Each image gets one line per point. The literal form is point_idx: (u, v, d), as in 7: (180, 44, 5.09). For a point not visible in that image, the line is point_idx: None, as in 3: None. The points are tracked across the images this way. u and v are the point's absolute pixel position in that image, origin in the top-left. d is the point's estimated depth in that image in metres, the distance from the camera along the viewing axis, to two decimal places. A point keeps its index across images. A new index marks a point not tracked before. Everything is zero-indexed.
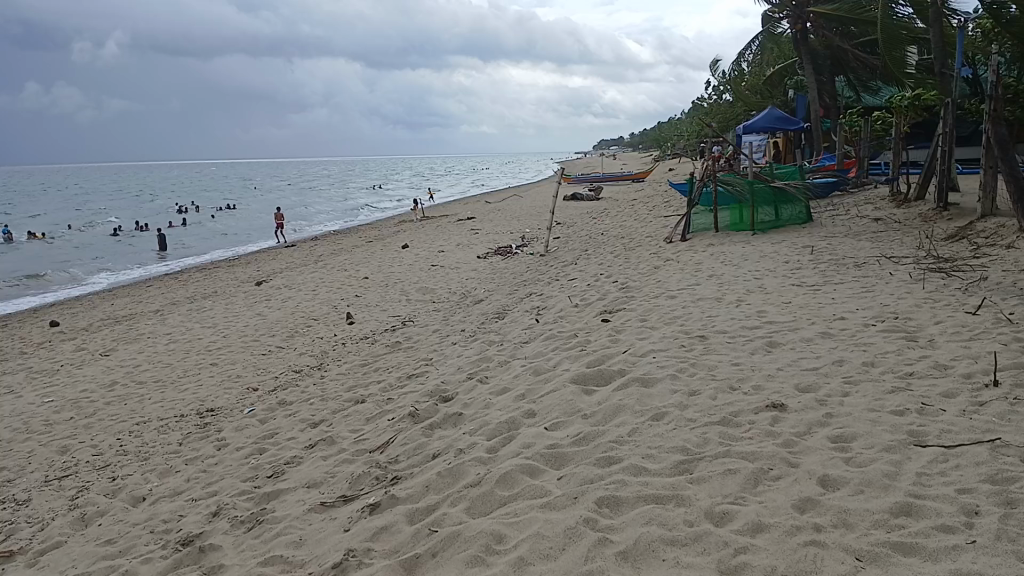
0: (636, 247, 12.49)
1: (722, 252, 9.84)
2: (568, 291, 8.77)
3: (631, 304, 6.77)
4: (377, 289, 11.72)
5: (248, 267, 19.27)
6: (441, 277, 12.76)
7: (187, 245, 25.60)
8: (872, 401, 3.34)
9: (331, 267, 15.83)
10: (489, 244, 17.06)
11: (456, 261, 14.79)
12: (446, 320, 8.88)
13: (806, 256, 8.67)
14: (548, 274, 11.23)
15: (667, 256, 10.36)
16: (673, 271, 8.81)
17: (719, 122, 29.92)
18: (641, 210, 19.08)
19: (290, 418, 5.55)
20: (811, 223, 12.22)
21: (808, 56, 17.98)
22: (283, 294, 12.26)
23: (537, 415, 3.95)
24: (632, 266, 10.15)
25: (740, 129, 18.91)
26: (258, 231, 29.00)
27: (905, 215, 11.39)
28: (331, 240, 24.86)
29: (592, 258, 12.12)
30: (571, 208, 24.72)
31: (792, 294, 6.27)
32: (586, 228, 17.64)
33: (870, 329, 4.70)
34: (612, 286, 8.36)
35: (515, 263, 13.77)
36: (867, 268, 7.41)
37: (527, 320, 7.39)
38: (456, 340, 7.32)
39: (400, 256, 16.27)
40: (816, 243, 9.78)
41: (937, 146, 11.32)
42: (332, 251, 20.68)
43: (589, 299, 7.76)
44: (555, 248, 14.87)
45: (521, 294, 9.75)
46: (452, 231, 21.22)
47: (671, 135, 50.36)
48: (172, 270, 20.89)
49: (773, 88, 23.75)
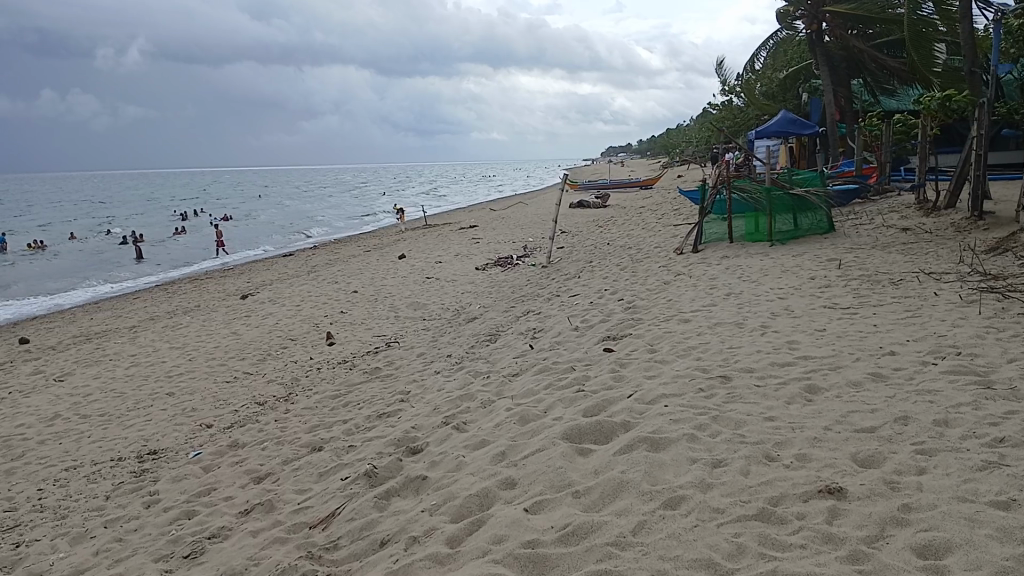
0: (643, 259, 11.65)
1: (738, 266, 9.00)
2: (567, 310, 7.93)
3: (638, 329, 5.93)
4: (364, 304, 10.88)
5: (238, 278, 18.48)
6: (434, 291, 11.94)
7: (175, 254, 24.85)
8: (963, 485, 2.47)
9: (322, 279, 15.04)
10: (489, 254, 16.23)
11: (452, 272, 13.98)
12: (433, 342, 8.04)
13: (833, 271, 7.79)
14: (548, 289, 10.40)
15: (677, 270, 9.54)
16: (685, 287, 7.97)
17: (731, 127, 29.02)
18: (648, 219, 18.25)
19: (236, 470, 4.74)
20: (832, 233, 11.36)
21: (825, 58, 17.11)
22: (266, 310, 11.46)
23: (517, 487, 3.10)
24: (640, 281, 9.30)
25: (752, 133, 18.04)
26: (255, 239, 28.34)
27: (936, 225, 10.51)
28: (328, 249, 24.08)
29: (595, 271, 11.28)
30: (577, 216, 23.91)
31: (824, 319, 5.41)
32: (591, 237, 16.82)
33: (934, 369, 3.82)
34: (617, 305, 7.51)
35: (515, 275, 12.96)
36: (906, 286, 6.55)
37: (520, 345, 6.54)
38: (440, 367, 6.48)
39: (394, 267, 15.45)
40: (841, 256, 8.92)
41: (970, 150, 10.43)
42: (327, 261, 19.90)
43: (589, 320, 6.91)
44: (557, 259, 14.05)
45: (517, 312, 8.92)
46: (452, 241, 20.40)
47: (678, 141, 49.51)
48: (158, 281, 20.13)
49: (787, 91, 22.89)
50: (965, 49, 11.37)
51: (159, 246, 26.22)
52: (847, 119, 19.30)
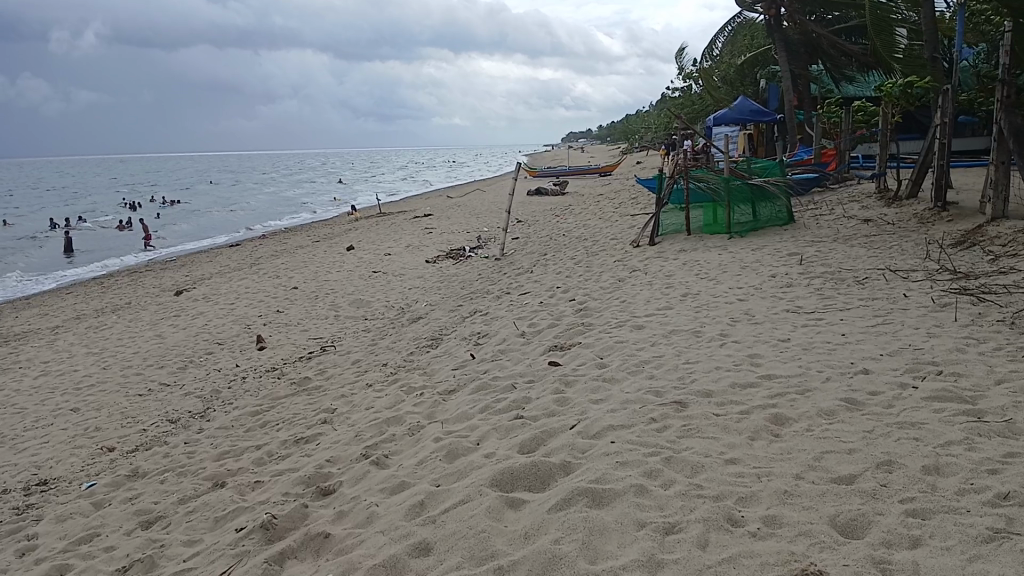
0: (598, 252, 11.18)
1: (695, 262, 8.56)
2: (514, 312, 7.40)
3: (587, 337, 5.43)
4: (302, 302, 10.25)
5: (178, 271, 17.62)
6: (379, 287, 11.33)
7: (115, 244, 23.80)
8: (972, 569, 1.99)
9: (264, 272, 14.32)
10: (441, 245, 15.64)
11: (401, 266, 13.37)
12: (372, 346, 7.46)
13: (795, 268, 7.38)
14: (497, 286, 9.88)
15: (632, 266, 9.07)
16: (640, 286, 7.50)
17: (689, 113, 28.70)
18: (605, 208, 17.80)
19: (127, 512, 4.15)
20: (792, 224, 11.00)
21: (782, 43, 16.75)
22: (198, 309, 10.75)
23: (432, 553, 2.56)
24: (593, 277, 8.83)
25: (709, 120, 17.63)
26: (201, 227, 27.36)
27: (898, 216, 10.19)
28: (276, 239, 23.26)
29: (548, 265, 10.79)
30: (534, 204, 23.39)
31: (789, 327, 4.96)
32: (546, 227, 16.32)
33: (916, 394, 3.37)
34: (567, 306, 7.01)
35: (465, 268, 12.40)
36: (873, 286, 6.13)
37: (461, 353, 6.01)
38: (373, 378, 5.92)
39: (341, 260, 14.79)
40: (802, 250, 8.53)
41: (934, 138, 10.11)
42: (274, 252, 19.13)
43: (537, 324, 6.40)
44: (511, 251, 13.52)
45: (464, 311, 8.38)
46: (404, 231, 19.75)
47: (637, 128, 49.21)
48: (92, 275, 19.18)
49: (745, 78, 22.59)
50: (928, 33, 11.05)
51: (97, 236, 25.14)
52: (806, 105, 19.00)
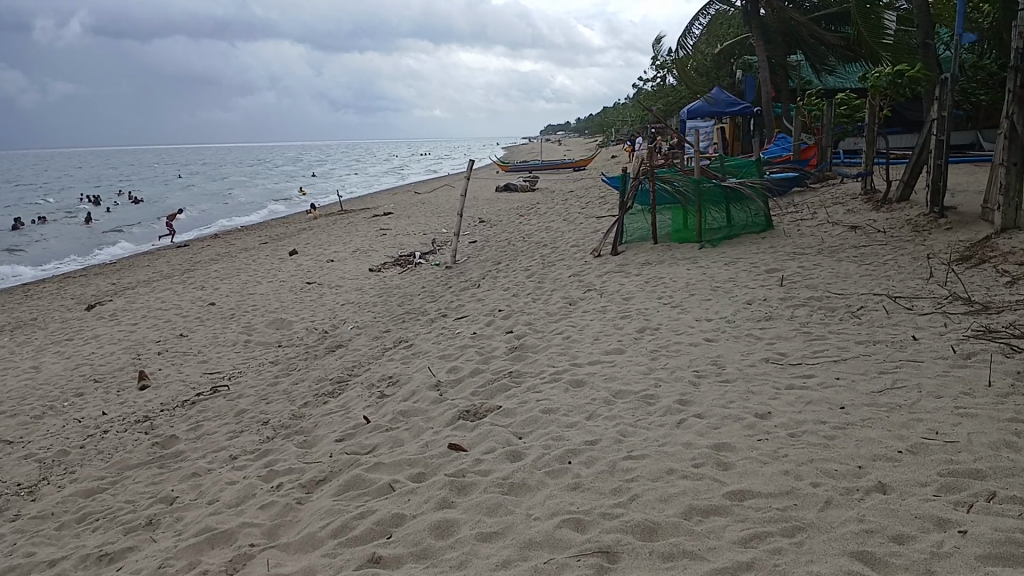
0: (554, 263, 9.99)
1: (659, 280, 7.38)
2: (441, 345, 6.16)
3: (508, 396, 4.20)
4: (213, 323, 8.96)
5: (110, 278, 16.23)
6: (309, 302, 10.07)
7: (52, 245, 22.25)
8: None
9: (193, 282, 13.00)
10: (391, 249, 14.39)
11: (341, 274, 12.12)
12: (270, 388, 6.20)
13: (775, 291, 6.21)
14: (437, 304, 8.67)
15: (586, 283, 7.89)
16: (591, 311, 6.32)
17: (663, 106, 27.65)
18: (571, 208, 16.61)
19: None
20: (770, 230, 9.83)
21: (759, 32, 15.53)
22: (98, 330, 9.43)
23: None
24: (541, 296, 7.65)
25: (682, 113, 16.45)
26: (151, 225, 25.86)
27: (890, 223, 9.07)
28: (225, 239, 21.86)
29: (497, 278, 9.59)
30: (500, 201, 22.18)
31: (771, 389, 3.76)
32: (506, 229, 15.11)
33: (966, 548, 2.17)
34: (501, 340, 5.79)
35: (410, 279, 11.18)
36: (872, 321, 4.97)
37: (357, 409, 4.76)
38: (243, 445, 4.67)
39: (279, 267, 13.49)
40: (782, 265, 7.37)
41: (930, 134, 8.98)
42: (215, 255, 17.78)
43: (457, 367, 5.16)
44: (462, 258, 12.32)
45: (389, 339, 7.14)
46: (358, 232, 18.46)
47: (614, 120, 48.13)
48: (20, 281, 17.74)
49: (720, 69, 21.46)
50: (922, 20, 9.91)
51: (35, 236, 23.60)
52: (784, 98, 17.88)
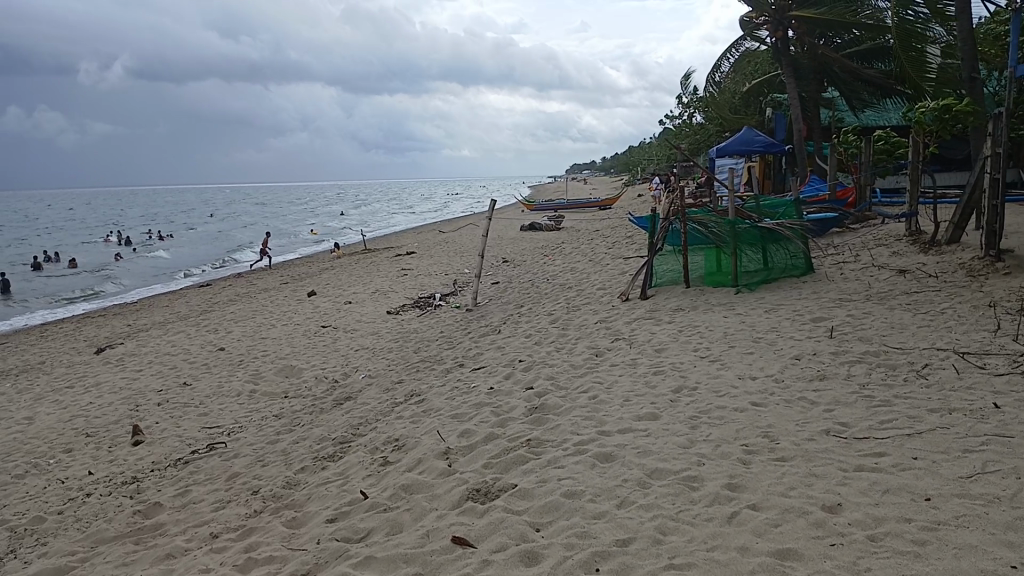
0: (579, 307, 9.47)
1: (693, 329, 6.81)
2: (455, 401, 5.63)
3: (524, 472, 3.64)
4: (219, 371, 8.52)
5: (125, 319, 15.91)
6: (321, 347, 9.60)
7: (74, 284, 22.08)
8: None
9: (205, 324, 12.60)
10: (410, 291, 13.94)
11: (357, 317, 11.66)
12: (269, 447, 5.71)
13: (824, 344, 5.62)
14: (455, 351, 8.16)
15: (613, 331, 7.34)
16: (620, 364, 5.76)
17: (690, 144, 27.22)
18: (597, 248, 16.11)
19: None
20: (810, 274, 9.22)
21: (792, 69, 15.04)
22: (99, 376, 9.01)
23: None
24: (565, 345, 7.13)
25: (712, 151, 15.94)
26: (173, 263, 25.70)
27: (941, 267, 8.44)
28: (246, 279, 21.58)
29: (519, 323, 9.07)
30: (525, 241, 21.75)
31: (837, 472, 3.17)
32: (530, 270, 14.60)
33: None
34: (520, 398, 5.25)
35: (428, 323, 10.68)
36: (941, 385, 4.36)
37: (357, 480, 4.23)
38: (229, 521, 4.15)
39: (296, 309, 13.09)
40: (828, 314, 6.77)
41: (982, 172, 8.38)
42: (233, 295, 17.46)
43: (470, 430, 4.62)
44: (483, 301, 11.82)
45: (401, 391, 6.63)
46: (379, 272, 18.06)
47: (640, 159, 47.80)
48: (37, 321, 17.50)
49: (750, 107, 21.02)
50: (968, 54, 9.37)
51: (58, 275, 23.49)
52: (817, 136, 17.34)
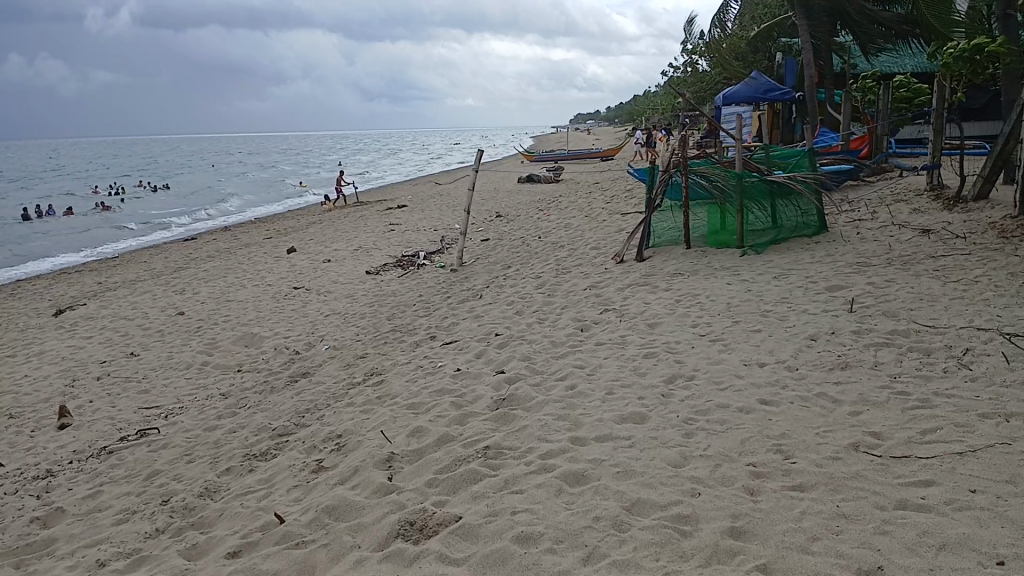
0: (569, 269, 8.68)
1: (693, 298, 6.03)
2: (414, 384, 4.88)
3: (472, 496, 2.88)
4: (173, 339, 7.78)
5: (99, 276, 15.11)
6: (290, 313, 8.84)
7: (54, 237, 21.24)
8: None
9: (176, 284, 11.81)
10: (394, 248, 13.13)
11: (334, 277, 10.88)
12: (203, 436, 4.99)
13: (843, 321, 4.84)
14: (430, 318, 7.40)
15: (604, 299, 6.56)
16: (605, 343, 4.97)
17: (694, 93, 26.11)
18: (594, 202, 15.24)
19: None
20: (824, 232, 8.39)
21: (804, 10, 13.97)
22: (45, 342, 8.25)
23: None
24: (549, 314, 6.36)
25: (717, 99, 14.97)
26: (160, 216, 24.82)
27: (969, 226, 7.63)
28: (231, 233, 20.74)
29: (502, 287, 8.30)
30: (522, 194, 20.84)
31: (873, 513, 2.40)
32: (522, 226, 13.76)
33: None
34: (488, 382, 4.50)
35: (408, 285, 9.91)
36: (993, 379, 3.58)
37: (280, 493, 3.51)
38: (122, 544, 3.43)
39: (272, 268, 12.31)
40: (844, 281, 5.98)
41: (1017, 120, 7.51)
42: (214, 251, 16.65)
43: (422, 426, 3.88)
44: (469, 260, 11.01)
45: (360, 367, 5.89)
46: (366, 226, 17.22)
47: (644, 110, 46.44)
48: (13, 276, 16.75)
49: (757, 52, 19.92)
50: None
51: (39, 228, 22.65)
52: (829, 84, 16.31)
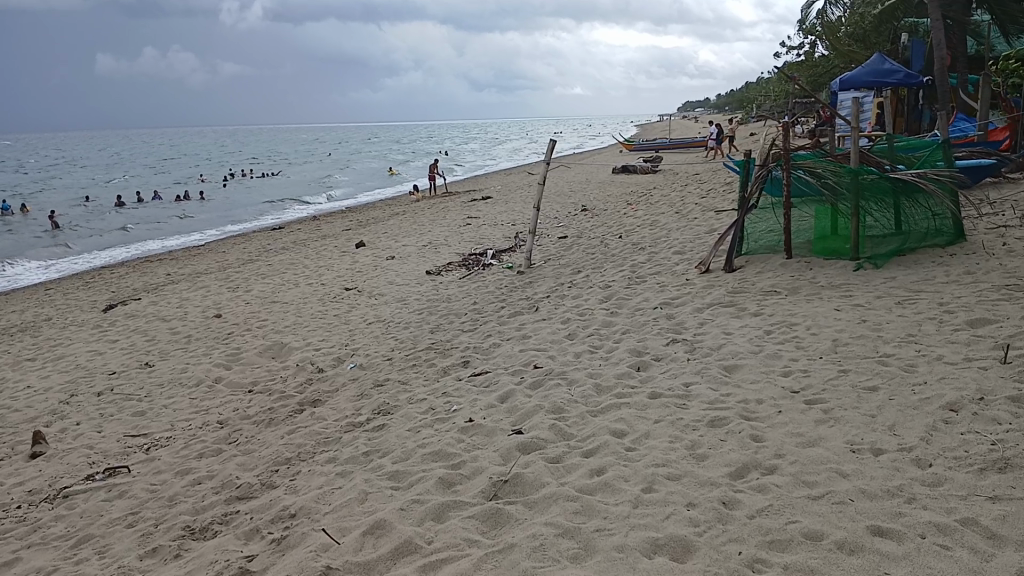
0: (645, 279, 7.46)
1: (789, 329, 4.74)
2: (414, 437, 3.84)
3: None
4: (196, 347, 7.04)
5: (174, 266, 14.82)
6: (332, 319, 7.98)
7: (146, 223, 21.37)
8: None
9: (235, 280, 11.20)
10: (466, 245, 12.15)
11: (393, 277, 9.98)
12: (166, 486, 4.13)
13: (997, 380, 3.49)
14: (474, 335, 6.35)
15: (676, 324, 5.34)
16: (661, 397, 3.78)
17: (809, 78, 24.00)
18: (688, 197, 13.83)
19: None
20: (960, 242, 6.83)
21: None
22: (70, 344, 7.66)
23: None
24: (608, 342, 5.19)
25: (834, 83, 13.24)
26: (252, 204, 24.77)
27: None
28: (315, 222, 20.31)
29: (564, 299, 7.16)
30: (614, 186, 19.51)
31: None
32: (606, 223, 12.53)
33: None
34: (498, 448, 3.42)
35: (467, 289, 8.89)
36: None
37: None
38: None
39: (333, 264, 11.56)
40: (993, 313, 4.55)
41: None
42: (290, 243, 16.13)
43: (386, 518, 2.83)
44: (539, 262, 9.89)
45: (371, 400, 4.90)
46: (446, 219, 16.35)
47: (755, 96, 43.85)
48: (97, 262, 16.74)
49: (881, 32, 17.84)
50: None
51: (135, 214, 22.92)
52: (965, 66, 14.23)
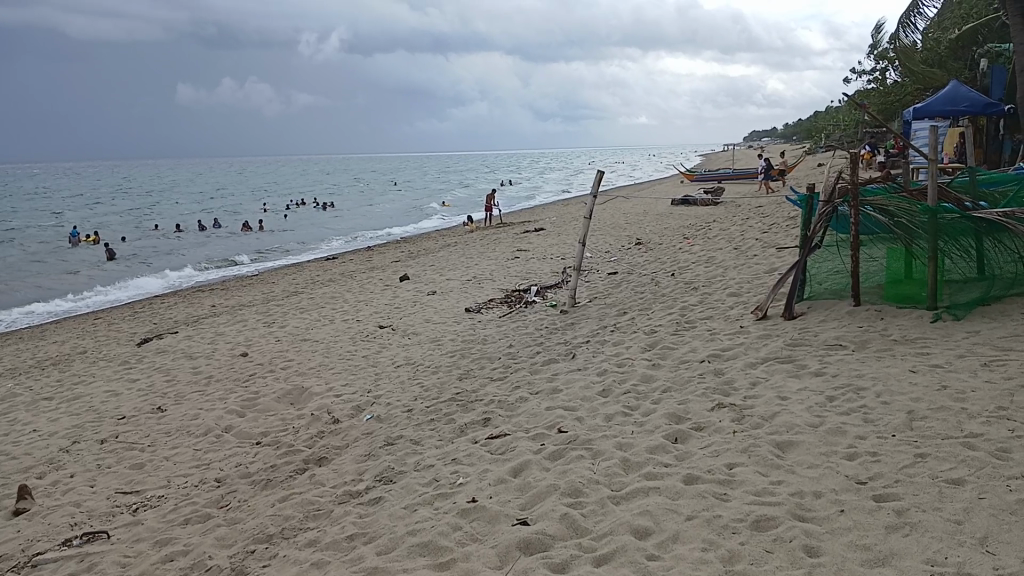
0: (694, 324, 6.83)
1: (854, 396, 4.07)
2: (407, 520, 3.32)
3: None
4: (214, 390, 6.68)
5: (220, 297, 14.69)
6: (359, 360, 7.54)
7: (202, 252, 21.52)
8: None
9: (272, 314, 10.92)
10: (510, 281, 11.65)
11: (430, 315, 9.54)
12: (139, 561, 3.71)
13: None
14: (501, 386, 5.82)
15: (723, 383, 4.71)
16: (695, 481, 3.18)
17: (880, 106, 22.96)
18: (747, 231, 13.10)
19: None
20: None
21: None
22: (91, 383, 7.39)
23: None
24: (646, 402, 4.60)
25: (906, 112, 12.40)
26: (308, 234, 24.82)
27: None
28: (366, 253, 20.13)
29: (604, 346, 6.59)
30: (672, 219, 18.82)
31: None
32: (659, 259, 11.90)
33: None
34: (496, 544, 2.87)
35: (504, 330, 8.36)
36: None
37: None
38: None
39: (373, 299, 11.19)
40: None
41: None
42: (337, 274, 15.91)
43: None
44: (584, 301, 9.31)
45: (377, 462, 4.41)
46: (495, 252, 15.92)
47: (824, 126, 42.56)
48: (149, 291, 16.81)
49: (959, 58, 16.84)
50: None
51: (192, 242, 23.16)
52: None
